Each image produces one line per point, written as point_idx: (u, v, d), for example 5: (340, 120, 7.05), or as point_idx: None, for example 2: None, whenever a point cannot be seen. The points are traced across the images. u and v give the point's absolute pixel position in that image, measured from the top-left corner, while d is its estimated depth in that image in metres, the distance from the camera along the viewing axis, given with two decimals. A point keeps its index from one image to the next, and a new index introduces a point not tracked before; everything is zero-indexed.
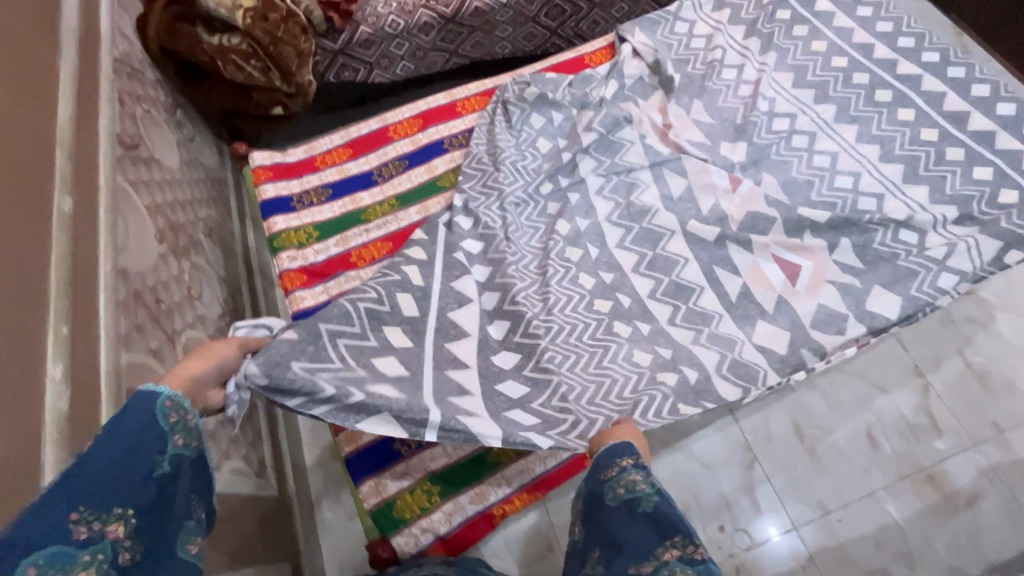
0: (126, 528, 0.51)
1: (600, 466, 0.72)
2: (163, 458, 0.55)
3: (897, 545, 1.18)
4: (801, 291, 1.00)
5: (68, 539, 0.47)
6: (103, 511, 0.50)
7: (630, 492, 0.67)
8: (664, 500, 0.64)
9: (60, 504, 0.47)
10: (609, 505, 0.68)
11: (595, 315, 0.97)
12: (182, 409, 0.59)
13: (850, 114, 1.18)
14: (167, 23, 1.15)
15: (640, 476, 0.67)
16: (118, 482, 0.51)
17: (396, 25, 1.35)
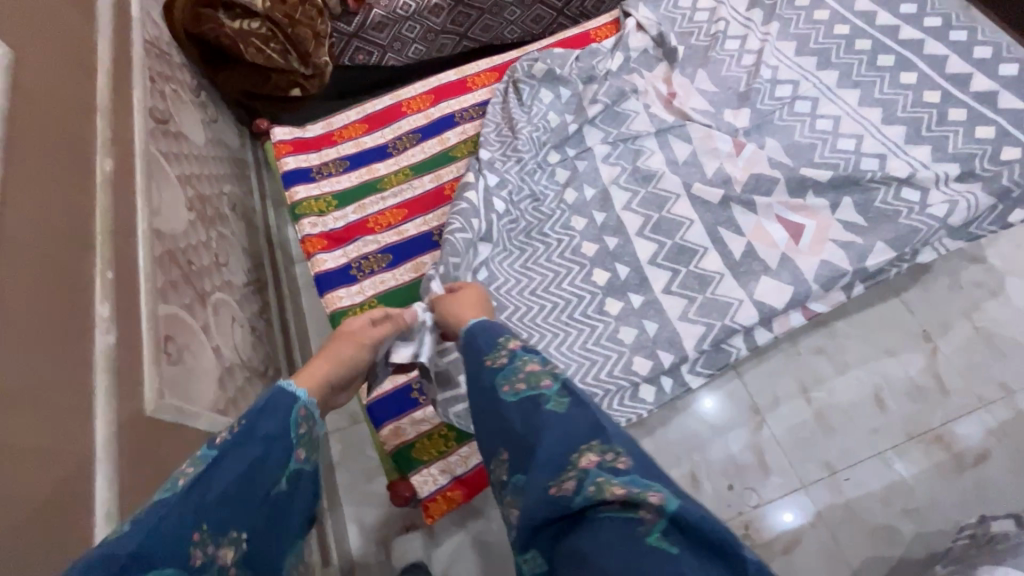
0: (234, 553, 0.53)
1: (487, 352, 0.69)
2: (285, 476, 0.59)
3: (905, 502, 1.20)
4: (804, 248, 1.03)
5: (186, 561, 0.49)
6: (220, 533, 0.52)
7: (532, 387, 0.64)
8: (573, 397, 0.63)
9: (188, 520, 0.50)
10: (506, 400, 0.65)
11: (589, 288, 1.01)
12: (308, 427, 0.63)
13: (853, 79, 1.20)
14: (191, 10, 1.21)
15: (538, 367, 0.66)
16: (241, 499, 0.54)
17: (408, 7, 1.42)
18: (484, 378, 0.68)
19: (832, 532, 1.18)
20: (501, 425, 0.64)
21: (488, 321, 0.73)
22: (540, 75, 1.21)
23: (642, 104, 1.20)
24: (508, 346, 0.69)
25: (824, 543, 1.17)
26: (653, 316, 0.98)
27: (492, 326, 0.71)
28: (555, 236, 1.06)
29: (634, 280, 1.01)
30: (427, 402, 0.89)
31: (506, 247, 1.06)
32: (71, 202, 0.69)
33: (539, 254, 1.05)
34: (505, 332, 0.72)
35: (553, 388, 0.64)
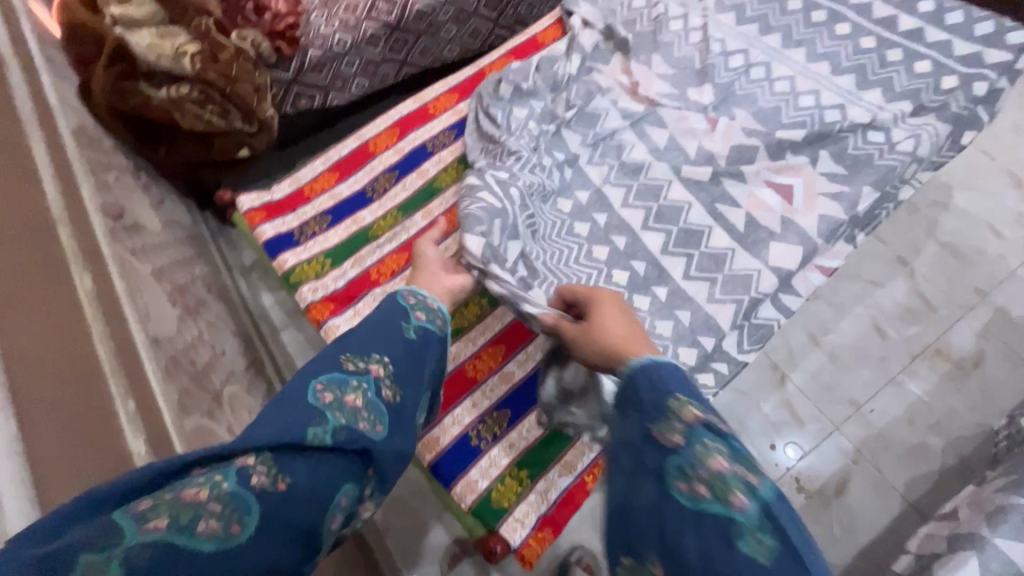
0: (384, 369, 0.65)
1: (654, 418, 0.55)
2: (409, 329, 0.71)
3: (926, 418, 1.28)
4: (800, 208, 1.06)
5: (341, 368, 0.62)
6: (367, 357, 0.65)
7: (718, 500, 0.49)
8: (783, 543, 0.45)
9: (335, 351, 0.64)
10: (676, 500, 0.50)
11: (615, 288, 1.00)
12: (422, 300, 0.76)
13: (795, 39, 1.26)
14: (112, 84, 1.11)
15: (726, 468, 0.50)
16: (378, 338, 0.67)
17: (344, 42, 1.32)
18: (649, 455, 0.54)
19: (872, 462, 1.24)
20: (663, 535, 0.49)
21: (658, 372, 0.60)
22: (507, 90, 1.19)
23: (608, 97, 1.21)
24: (683, 416, 0.55)
25: (868, 475, 1.23)
26: (682, 304, 0.98)
27: (661, 382, 0.58)
28: (564, 243, 1.05)
29: (654, 272, 1.02)
30: (490, 446, 0.89)
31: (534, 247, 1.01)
32: (61, 348, 0.61)
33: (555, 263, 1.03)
34: (683, 393, 0.58)
35: (750, 514, 0.47)
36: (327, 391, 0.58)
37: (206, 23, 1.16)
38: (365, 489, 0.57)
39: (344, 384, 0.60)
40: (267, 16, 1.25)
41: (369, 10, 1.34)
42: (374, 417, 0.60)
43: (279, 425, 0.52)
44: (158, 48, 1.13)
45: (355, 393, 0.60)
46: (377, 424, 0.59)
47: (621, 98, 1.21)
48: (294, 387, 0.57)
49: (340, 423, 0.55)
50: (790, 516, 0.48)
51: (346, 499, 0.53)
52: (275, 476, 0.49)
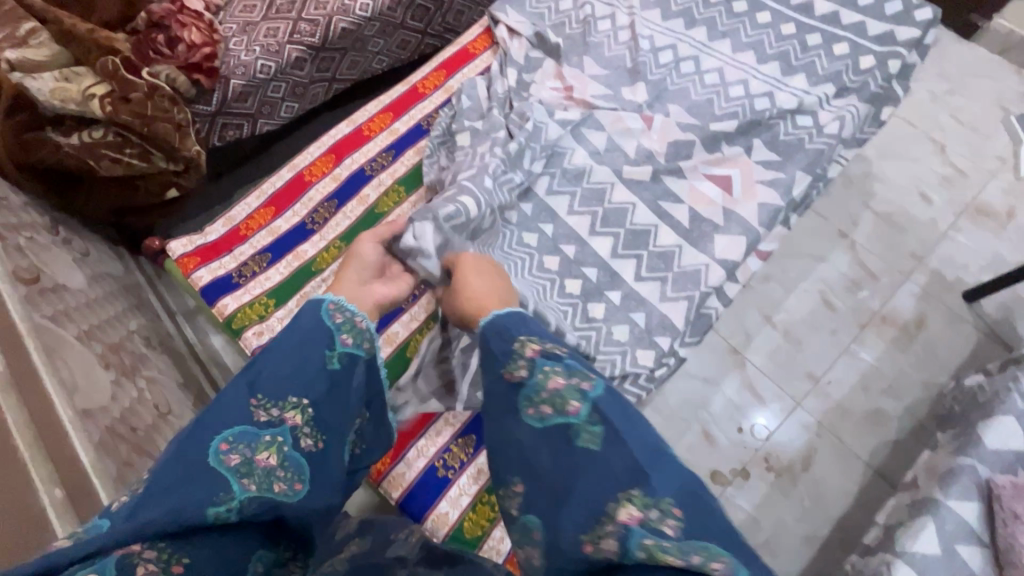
0: (302, 416, 0.61)
1: (507, 362, 0.64)
2: (334, 358, 0.66)
3: (878, 384, 1.34)
4: (740, 198, 1.08)
5: (251, 420, 0.58)
6: (281, 400, 0.61)
7: (558, 411, 0.59)
8: (607, 431, 0.56)
9: (244, 388, 0.60)
10: (530, 424, 0.60)
11: (569, 301, 1.00)
12: (351, 316, 0.70)
13: (720, 30, 1.29)
14: (16, 138, 1.05)
15: (562, 384, 0.60)
16: (295, 373, 0.62)
17: (268, 68, 1.28)
18: (507, 394, 0.63)
19: (834, 433, 1.28)
20: (522, 457, 0.59)
21: (504, 323, 0.67)
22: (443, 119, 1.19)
23: (542, 103, 1.20)
24: (524, 352, 0.64)
25: (832, 445, 1.27)
26: (637, 305, 0.99)
27: (506, 328, 0.65)
28: (514, 255, 1.04)
29: (605, 277, 1.02)
30: (458, 475, 0.91)
31: None
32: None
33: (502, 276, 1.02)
34: (527, 334, 0.66)
35: (583, 414, 0.58)
36: (234, 451, 0.56)
37: (113, 61, 1.08)
38: (275, 548, 0.58)
39: (255, 439, 0.57)
40: (180, 48, 1.19)
41: (291, 33, 1.30)
42: (292, 476, 0.59)
43: (177, 505, 0.50)
44: (64, 88, 1.08)
45: (268, 452, 0.58)
46: (296, 484, 0.59)
47: (558, 105, 1.21)
48: (193, 449, 0.55)
49: (250, 496, 0.54)
50: (618, 405, 0.59)
51: (259, 565, 0.56)
52: (173, 562, 0.50)
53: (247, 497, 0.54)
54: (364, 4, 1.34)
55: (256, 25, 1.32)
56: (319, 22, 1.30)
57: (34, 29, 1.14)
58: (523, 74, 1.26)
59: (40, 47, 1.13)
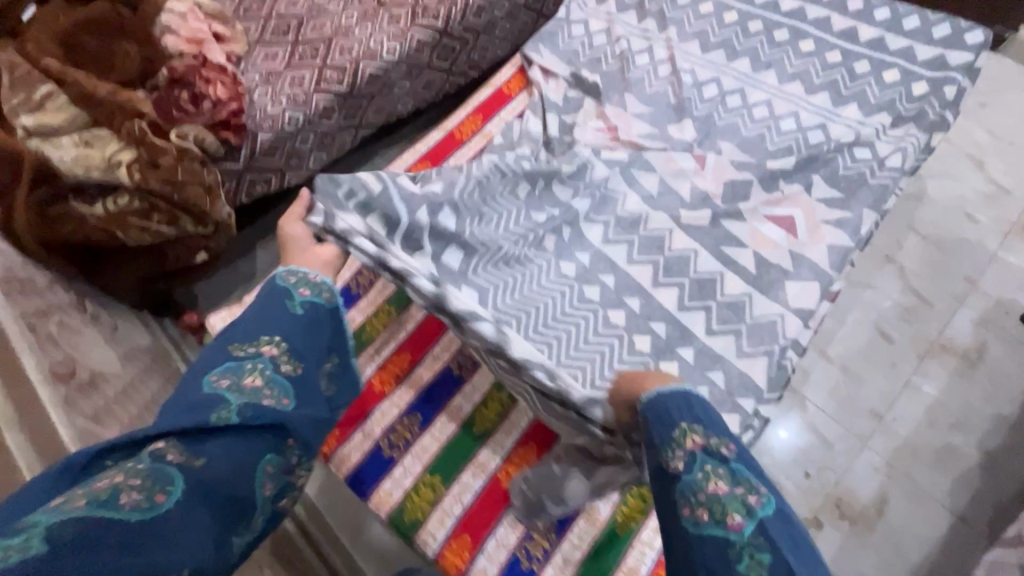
0: (277, 348, 0.70)
1: (664, 451, 0.64)
2: (295, 305, 0.75)
3: (945, 418, 1.27)
4: (806, 240, 1.03)
5: (230, 358, 0.68)
6: (254, 342, 0.70)
7: (717, 522, 0.57)
8: (775, 559, 0.53)
9: (224, 344, 0.70)
10: (684, 525, 0.59)
11: (639, 358, 0.94)
12: (304, 278, 0.79)
13: (763, 61, 1.25)
14: (39, 215, 0.99)
15: (725, 492, 0.59)
16: (266, 320, 0.72)
17: (296, 120, 1.22)
18: (662, 484, 0.63)
19: (907, 474, 1.22)
20: (676, 552, 0.59)
21: (671, 410, 0.68)
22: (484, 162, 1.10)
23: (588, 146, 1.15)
24: (686, 445, 0.63)
25: (906, 487, 1.21)
26: (712, 363, 0.93)
27: (670, 417, 0.66)
28: (570, 321, 0.97)
29: (674, 333, 0.96)
30: (543, 566, 0.82)
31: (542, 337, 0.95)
32: None
33: (560, 345, 0.95)
34: (689, 424, 0.66)
35: (745, 530, 0.56)
36: (223, 378, 0.64)
37: (138, 127, 1.03)
38: (287, 454, 0.64)
39: (236, 370, 0.66)
40: (206, 105, 1.12)
41: (317, 82, 1.24)
42: (278, 392, 0.66)
43: (182, 417, 0.59)
44: (88, 157, 1.00)
45: (252, 376, 0.66)
46: (281, 399, 0.66)
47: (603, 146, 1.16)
48: (191, 390, 0.64)
49: (242, 403, 0.62)
50: (785, 530, 0.57)
51: (273, 465, 0.62)
52: (190, 457, 0.56)
53: (239, 404, 0.62)
54: (391, 48, 1.30)
55: (280, 74, 1.26)
56: (346, 68, 1.26)
57: (50, 93, 1.08)
58: (562, 114, 1.21)
59: (58, 111, 1.08)
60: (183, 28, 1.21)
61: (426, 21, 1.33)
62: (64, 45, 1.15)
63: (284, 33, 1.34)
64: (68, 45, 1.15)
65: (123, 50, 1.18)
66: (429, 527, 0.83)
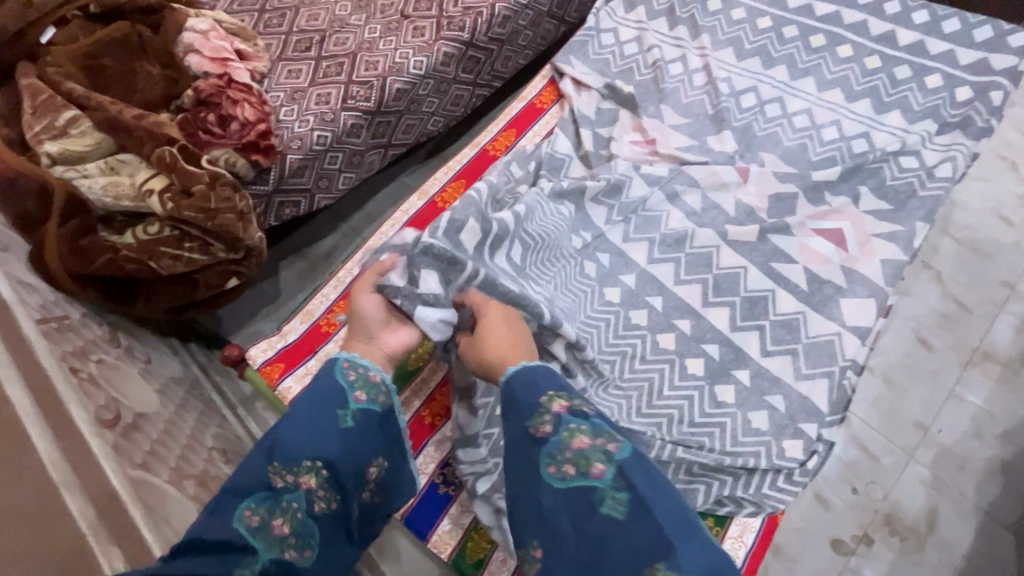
0: (315, 479, 0.62)
1: (528, 417, 0.59)
2: (347, 415, 0.66)
3: (993, 428, 1.20)
4: (858, 255, 1.00)
5: (269, 484, 0.61)
6: (294, 465, 0.62)
7: (582, 473, 0.54)
8: (632, 498, 0.51)
9: (265, 457, 0.62)
10: (551, 484, 0.55)
11: (693, 383, 0.90)
12: (365, 373, 0.70)
13: (801, 67, 1.22)
14: (71, 247, 0.95)
15: (588, 444, 0.55)
16: (313, 434, 0.63)
17: (324, 139, 1.19)
18: (524, 449, 0.58)
19: (956, 488, 1.15)
20: (538, 509, 0.55)
21: (535, 379, 0.61)
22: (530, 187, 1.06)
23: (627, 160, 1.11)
24: (552, 409, 0.58)
25: (955, 503, 1.14)
26: (770, 387, 0.90)
27: (534, 381, 0.60)
28: (618, 349, 0.94)
29: (729, 355, 0.93)
30: None
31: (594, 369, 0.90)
32: None
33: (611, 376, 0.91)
34: (553, 388, 0.61)
35: (608, 478, 0.52)
36: (254, 513, 0.60)
37: (169, 153, 1.01)
38: None
39: (271, 507, 0.60)
40: (233, 126, 1.10)
41: (344, 98, 1.21)
42: (303, 539, 0.61)
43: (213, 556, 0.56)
44: (117, 184, 1.01)
45: (282, 518, 0.60)
46: (306, 549, 0.61)
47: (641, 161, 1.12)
48: (222, 511, 0.59)
49: (269, 558, 0.58)
50: (644, 470, 0.54)
51: None
52: None
53: (268, 560, 0.58)
54: (418, 63, 1.27)
55: (305, 92, 1.23)
56: (373, 84, 1.23)
57: (76, 116, 1.04)
58: (595, 127, 1.19)
59: (82, 136, 1.04)
60: (206, 48, 1.18)
61: (451, 34, 1.30)
62: (85, 67, 1.12)
63: (306, 49, 1.31)
64: (89, 66, 1.12)
65: (145, 70, 1.16)
66: (491, 567, 0.82)
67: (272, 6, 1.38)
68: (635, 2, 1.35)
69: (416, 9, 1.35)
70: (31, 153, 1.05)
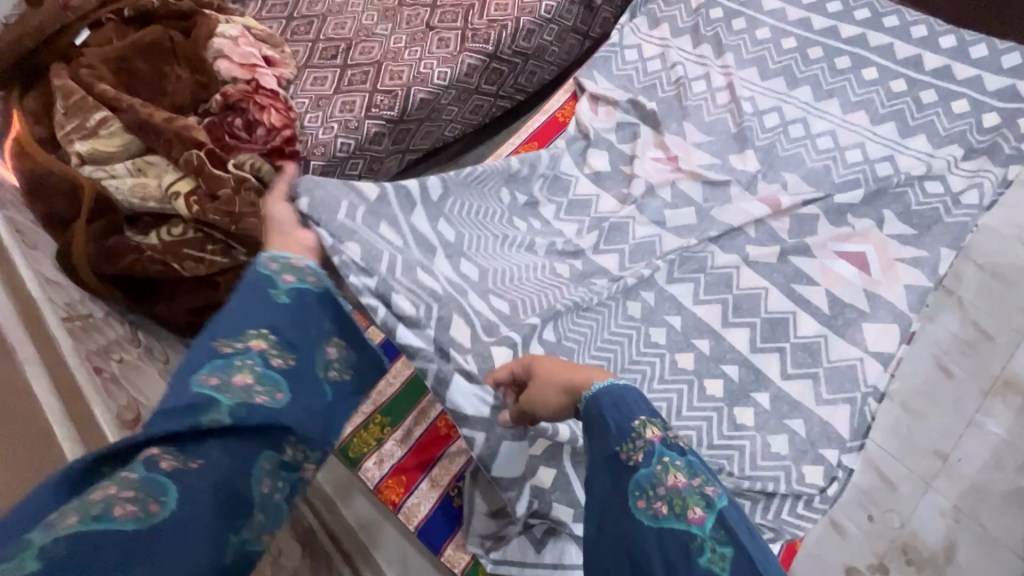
0: (268, 341, 0.49)
1: (615, 441, 0.50)
2: (281, 292, 0.53)
3: (1016, 458, 1.16)
4: (881, 279, 0.99)
5: (217, 353, 0.47)
6: (240, 333, 0.49)
7: (676, 515, 0.44)
8: (741, 555, 0.41)
9: (203, 342, 0.48)
10: (638, 522, 0.45)
11: (711, 404, 0.89)
12: (286, 262, 0.57)
13: (825, 88, 1.21)
14: (97, 247, 0.96)
15: (685, 483, 0.46)
16: (254, 304, 0.51)
17: (347, 146, 1.20)
18: (606, 474, 0.49)
19: (976, 520, 1.11)
20: (622, 551, 0.45)
21: (626, 399, 0.53)
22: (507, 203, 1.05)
23: (645, 180, 1.10)
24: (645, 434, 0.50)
25: (975, 535, 1.10)
26: (790, 411, 0.89)
27: (625, 403, 0.52)
28: (637, 369, 0.92)
29: (749, 377, 0.92)
30: None
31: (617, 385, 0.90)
32: None
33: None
34: (646, 414, 0.52)
35: (707, 526, 0.43)
36: (211, 375, 0.45)
37: (197, 155, 1.03)
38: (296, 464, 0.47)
39: (225, 368, 0.46)
40: (259, 131, 1.12)
41: (368, 107, 1.23)
42: (272, 387, 0.47)
43: (162, 421, 0.41)
44: (144, 185, 1.04)
45: (243, 373, 0.46)
46: (277, 394, 0.47)
47: (663, 178, 1.11)
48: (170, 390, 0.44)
49: (233, 403, 0.44)
50: (748, 526, 0.44)
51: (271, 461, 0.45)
52: (187, 456, 0.41)
53: (235, 407, 0.44)
54: (442, 73, 1.29)
55: (330, 99, 1.25)
56: (397, 94, 1.25)
57: (104, 119, 1.07)
58: (620, 146, 1.19)
59: (110, 137, 1.06)
60: (235, 54, 1.19)
61: (476, 46, 1.32)
62: (117, 70, 1.14)
63: (332, 56, 1.32)
64: (120, 69, 1.15)
65: (174, 74, 1.18)
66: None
67: (300, 14, 1.41)
68: (659, 19, 1.36)
69: (441, 20, 1.37)
70: (61, 153, 1.07)
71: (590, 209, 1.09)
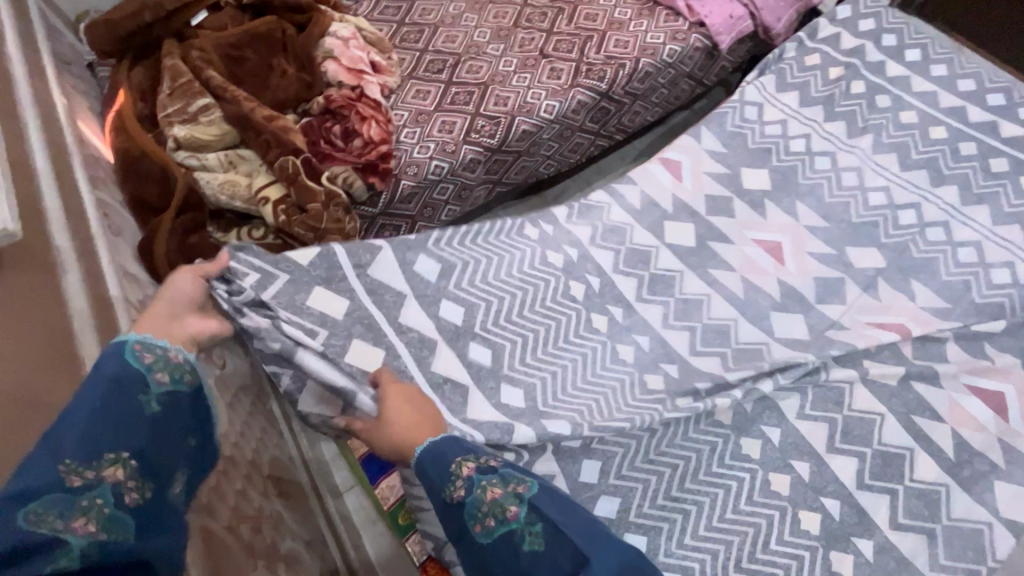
0: (126, 470, 0.43)
1: (442, 489, 0.55)
2: (151, 398, 0.47)
3: None
4: (1019, 428, 0.87)
5: (64, 486, 0.40)
6: (93, 458, 0.42)
7: (500, 522, 0.52)
8: (547, 527, 0.50)
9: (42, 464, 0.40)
10: (480, 543, 0.52)
11: (805, 543, 0.78)
12: (162, 352, 0.50)
13: (975, 192, 1.08)
14: (180, 242, 0.94)
15: (500, 493, 0.53)
16: (111, 418, 0.44)
17: (441, 169, 1.14)
18: (450, 521, 0.56)
19: None
20: (478, 569, 0.53)
21: (445, 450, 0.58)
22: (582, 296, 0.94)
23: (740, 275, 1.01)
24: (463, 471, 0.55)
25: None
26: (897, 570, 0.77)
27: (440, 450, 0.57)
28: (719, 483, 0.82)
29: (852, 518, 0.80)
30: None
31: (688, 502, 0.81)
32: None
33: (711, 511, 0.80)
34: (462, 453, 0.58)
35: (522, 517, 0.51)
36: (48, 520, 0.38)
37: (293, 163, 1.01)
38: None
39: (69, 507, 0.39)
40: (356, 143, 1.09)
41: (467, 131, 1.17)
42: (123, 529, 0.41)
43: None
44: (234, 183, 1.02)
45: (86, 516, 0.40)
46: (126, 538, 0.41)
47: (768, 273, 1.01)
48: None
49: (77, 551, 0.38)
50: (556, 499, 0.53)
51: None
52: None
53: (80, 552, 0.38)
54: (549, 106, 1.21)
55: (429, 115, 1.19)
56: (500, 120, 1.18)
57: (206, 106, 1.04)
58: (708, 217, 1.07)
59: (209, 126, 1.04)
60: (344, 58, 1.16)
61: (589, 82, 1.24)
62: (226, 56, 1.12)
63: (438, 70, 1.27)
64: (230, 56, 1.12)
65: (281, 68, 1.14)
66: None
67: (412, 20, 1.36)
68: (790, 83, 1.25)
69: (555, 49, 1.30)
70: (158, 132, 1.06)
71: (675, 288, 0.99)
